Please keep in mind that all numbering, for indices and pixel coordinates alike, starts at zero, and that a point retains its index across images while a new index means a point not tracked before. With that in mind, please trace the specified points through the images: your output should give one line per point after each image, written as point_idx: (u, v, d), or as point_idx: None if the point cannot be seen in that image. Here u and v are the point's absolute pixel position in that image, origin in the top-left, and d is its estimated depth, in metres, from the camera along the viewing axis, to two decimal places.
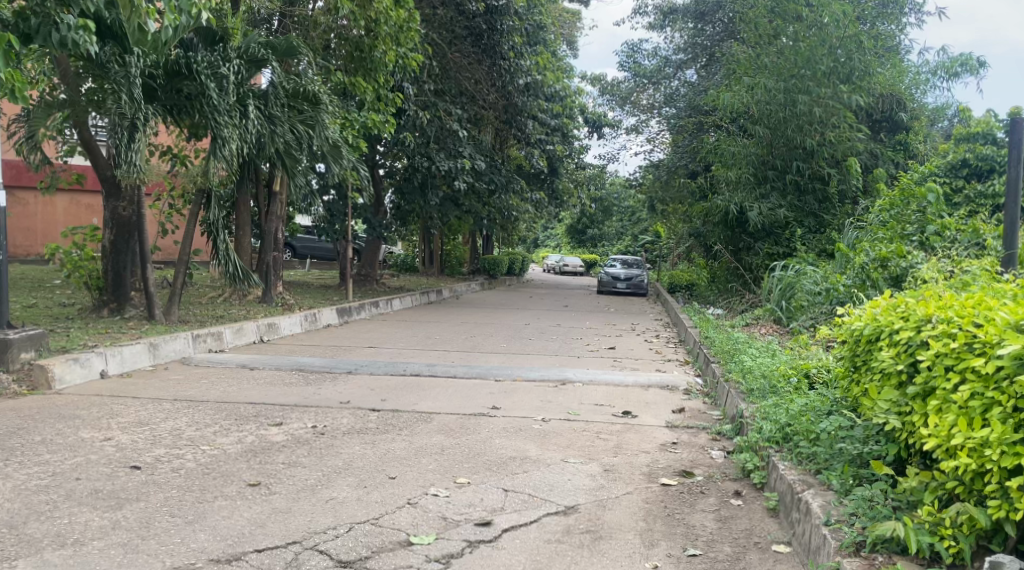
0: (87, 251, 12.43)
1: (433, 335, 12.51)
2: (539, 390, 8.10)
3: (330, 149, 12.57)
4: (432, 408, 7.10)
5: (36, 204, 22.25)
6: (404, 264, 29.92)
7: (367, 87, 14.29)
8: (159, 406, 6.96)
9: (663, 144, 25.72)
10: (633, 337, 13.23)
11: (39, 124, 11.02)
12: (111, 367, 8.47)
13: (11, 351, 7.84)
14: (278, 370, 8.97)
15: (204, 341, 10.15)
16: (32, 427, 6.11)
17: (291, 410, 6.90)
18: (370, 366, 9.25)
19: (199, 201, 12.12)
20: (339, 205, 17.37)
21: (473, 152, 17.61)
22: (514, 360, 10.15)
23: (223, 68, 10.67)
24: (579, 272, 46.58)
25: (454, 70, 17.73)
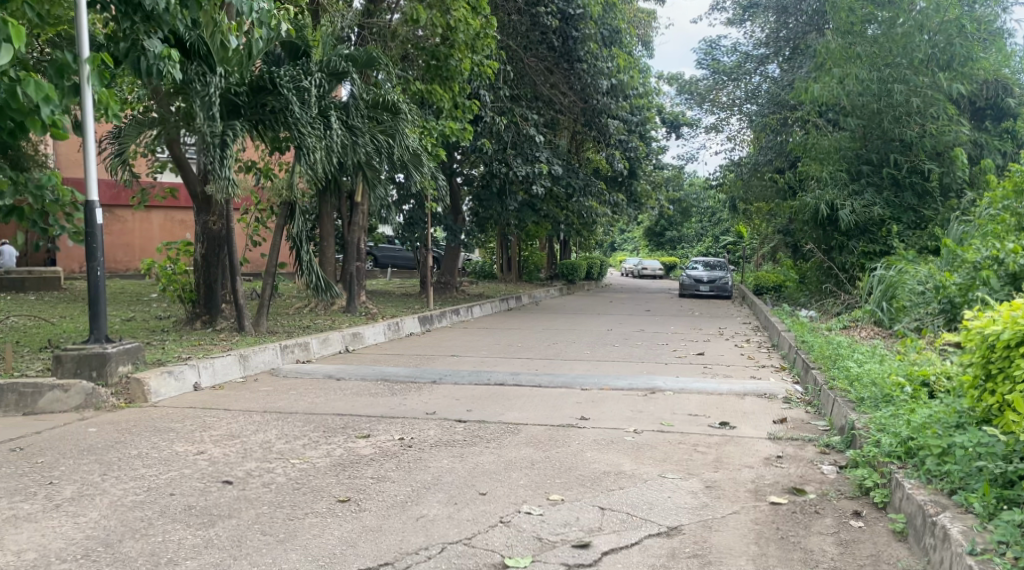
0: (180, 264, 12.74)
1: (516, 342, 12.38)
2: (628, 399, 7.87)
3: (410, 158, 12.52)
4: (519, 419, 6.95)
5: (133, 221, 23.18)
6: (482, 271, 29.91)
7: (444, 95, 14.26)
8: (249, 419, 6.97)
9: (745, 141, 25.09)
10: (721, 341, 12.83)
11: (130, 141, 11.33)
12: (204, 379, 8.57)
13: (110, 364, 7.99)
14: (364, 380, 8.95)
15: (291, 352, 10.23)
16: (128, 441, 6.17)
17: (377, 422, 6.83)
18: (454, 375, 9.16)
19: (284, 213, 12.24)
20: (418, 214, 17.41)
21: (551, 157, 17.44)
22: (600, 367, 9.92)
23: (305, 82, 10.76)
24: (659, 275, 45.87)
25: (530, 75, 17.62)
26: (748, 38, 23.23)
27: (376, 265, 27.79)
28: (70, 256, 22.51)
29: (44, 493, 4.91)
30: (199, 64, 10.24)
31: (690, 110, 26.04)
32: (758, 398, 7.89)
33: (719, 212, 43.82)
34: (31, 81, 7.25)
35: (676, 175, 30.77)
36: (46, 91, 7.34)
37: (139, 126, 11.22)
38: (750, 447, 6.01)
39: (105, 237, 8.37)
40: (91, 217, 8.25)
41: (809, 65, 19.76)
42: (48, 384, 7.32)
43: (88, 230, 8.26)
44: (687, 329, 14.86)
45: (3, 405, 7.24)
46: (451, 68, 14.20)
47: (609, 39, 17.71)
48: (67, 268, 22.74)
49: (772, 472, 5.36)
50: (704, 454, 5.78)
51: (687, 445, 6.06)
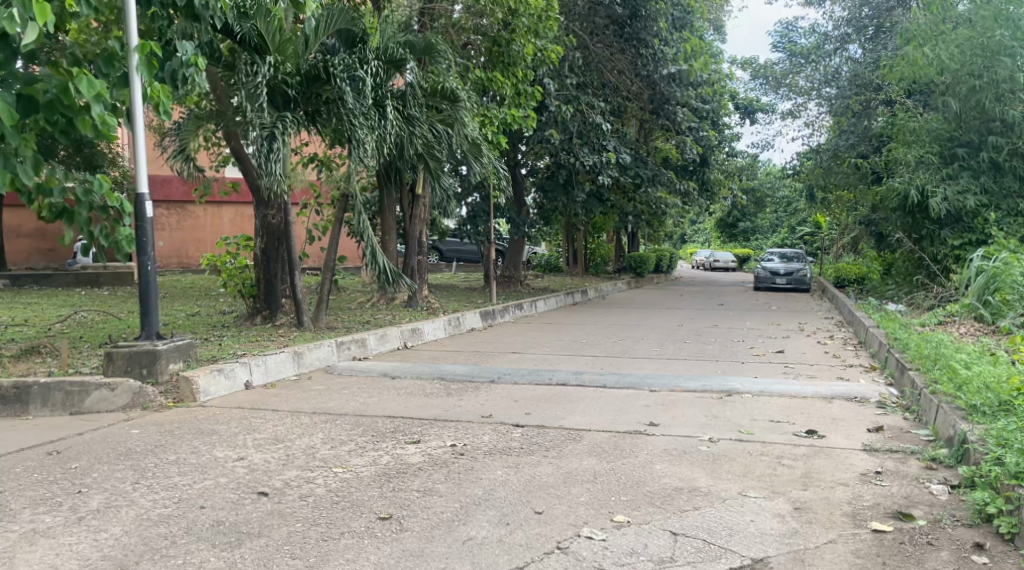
0: (240, 260, 12.52)
1: (581, 338, 11.83)
2: (702, 401, 7.27)
3: (469, 147, 12.01)
4: (582, 423, 6.41)
5: (204, 215, 23.36)
6: (548, 265, 29.34)
7: (505, 81, 13.79)
8: (295, 421, 6.60)
9: (824, 127, 23.98)
10: (801, 338, 12.03)
11: (189, 137, 11.04)
12: (256, 377, 8.22)
13: (160, 362, 7.71)
14: (419, 379, 8.51)
15: (347, 348, 9.86)
16: (168, 444, 5.84)
17: (429, 425, 6.38)
18: (514, 373, 8.65)
19: (342, 207, 11.83)
20: (481, 207, 16.96)
21: (618, 145, 16.76)
22: (670, 366, 9.31)
23: (359, 71, 10.30)
24: (731, 268, 44.59)
25: (597, 62, 16.63)
26: (827, 18, 22.09)
27: (441, 260, 27.55)
28: None
29: (70, 503, 4.59)
30: (247, 55, 10.01)
31: (765, 95, 24.99)
32: (847, 403, 7.21)
33: (795, 201, 42.28)
34: (81, 79, 6.94)
35: (750, 163, 29.67)
36: (97, 88, 7.02)
37: (197, 121, 10.94)
38: (843, 462, 5.38)
39: (155, 228, 8.10)
40: (141, 209, 7.99)
41: (894, 44, 18.63)
42: (95, 383, 7.05)
43: (138, 223, 8.00)
44: (764, 324, 14.05)
45: (49, 403, 7.00)
46: (513, 53, 13.67)
47: (678, 21, 17.01)
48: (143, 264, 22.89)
49: (870, 493, 4.74)
50: (789, 471, 5.18)
51: (770, 459, 5.45)
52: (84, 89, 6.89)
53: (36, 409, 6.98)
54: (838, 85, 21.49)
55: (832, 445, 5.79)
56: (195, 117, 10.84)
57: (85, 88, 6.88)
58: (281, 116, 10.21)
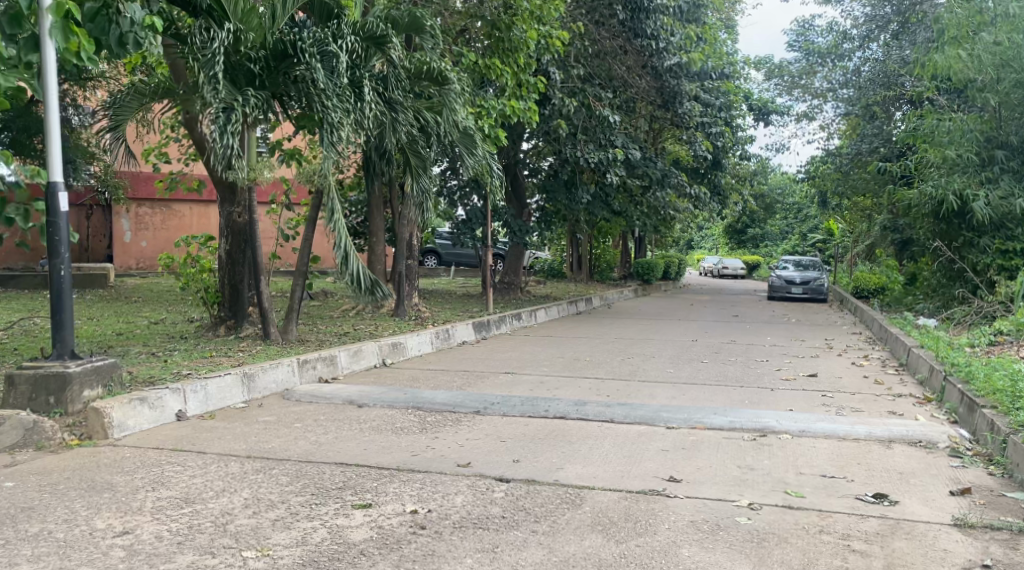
0: (203, 263, 10.94)
1: (584, 356, 10.42)
2: (732, 445, 5.85)
3: (460, 138, 10.59)
4: (584, 477, 5.04)
5: (191, 215, 21.98)
6: (550, 271, 27.96)
7: (505, 70, 12.38)
8: (221, 470, 5.21)
9: (841, 130, 22.63)
10: (833, 357, 10.62)
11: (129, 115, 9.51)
12: (192, 406, 6.83)
13: (71, 388, 6.36)
14: (390, 408, 7.12)
15: (312, 367, 8.45)
16: (39, 508, 4.46)
17: (387, 479, 4.99)
18: (504, 402, 7.24)
19: (317, 203, 10.30)
20: (478, 208, 15.43)
21: (627, 142, 15.43)
22: (687, 393, 7.89)
23: (333, 45, 8.84)
24: (740, 274, 43.25)
25: (603, 55, 15.28)
26: (847, 16, 20.60)
27: (439, 264, 26.37)
28: (126, 252, 21.35)
29: None
30: (206, 21, 8.61)
31: (779, 97, 23.49)
32: (911, 450, 5.81)
33: (805, 207, 40.80)
34: None
35: (762, 167, 28.16)
36: None
37: (140, 96, 9.34)
38: (932, 548, 4.03)
39: (71, 226, 6.72)
40: (54, 202, 6.59)
41: (922, 40, 17.14)
42: None
43: (49, 218, 6.60)
44: (787, 339, 12.64)
45: None
46: (513, 38, 12.30)
47: (687, 12, 15.69)
48: (122, 264, 21.33)
49: None
50: (865, 565, 3.84)
51: (834, 541, 4.09)
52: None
53: None
54: (857, 86, 20.00)
55: (911, 517, 4.41)
56: (135, 93, 9.31)
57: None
58: (241, 92, 8.72)
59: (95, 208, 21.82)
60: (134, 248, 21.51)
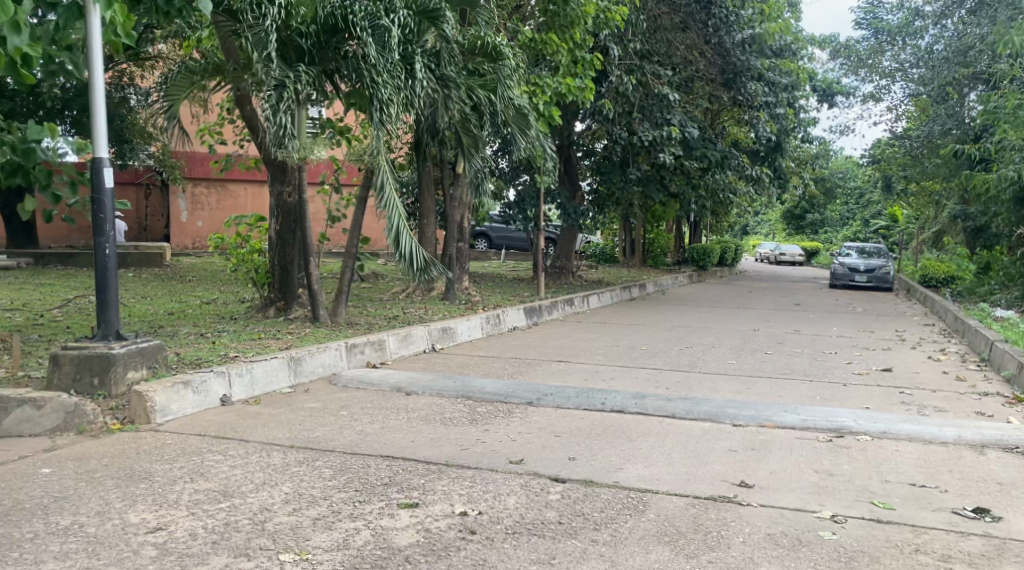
0: (254, 244, 10.74)
1: (640, 344, 10.00)
2: (807, 448, 5.40)
3: (513, 117, 10.17)
4: (647, 479, 4.66)
5: (245, 196, 21.94)
6: (603, 255, 27.46)
7: (562, 46, 11.90)
8: (262, 461, 4.94)
9: (910, 112, 21.63)
10: (907, 351, 10.01)
11: (180, 93, 9.24)
12: (237, 390, 6.62)
13: (115, 369, 6.17)
14: (439, 397, 6.81)
15: (360, 352, 8.18)
16: (73, 498, 4.25)
17: (435, 476, 4.67)
18: (559, 392, 6.87)
19: (368, 183, 9.98)
20: (530, 188, 15.08)
21: (684, 120, 14.63)
22: (753, 387, 7.44)
23: (385, 19, 8.43)
24: (798, 261, 42.16)
25: (663, 29, 14.77)
26: None
27: (490, 247, 26.08)
28: (182, 232, 21.48)
29: None
30: None
31: (845, 78, 22.55)
32: (1007, 457, 5.30)
33: (867, 192, 39.50)
34: None
35: (823, 150, 27.18)
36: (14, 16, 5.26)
37: (191, 74, 9.11)
38: None
39: (116, 203, 6.51)
40: (98, 178, 6.39)
41: (1004, 15, 16.11)
42: (17, 400, 5.58)
43: (95, 195, 6.41)
44: (854, 330, 12.01)
45: None
46: (570, 13, 11.75)
47: None
48: (179, 243, 21.45)
49: None
50: None
51: (933, 564, 3.65)
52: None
53: None
54: (930, 65, 18.97)
55: (1018, 537, 3.94)
56: (187, 71, 9.06)
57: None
58: (293, 69, 8.46)
59: (153, 187, 22.14)
60: (190, 228, 21.59)
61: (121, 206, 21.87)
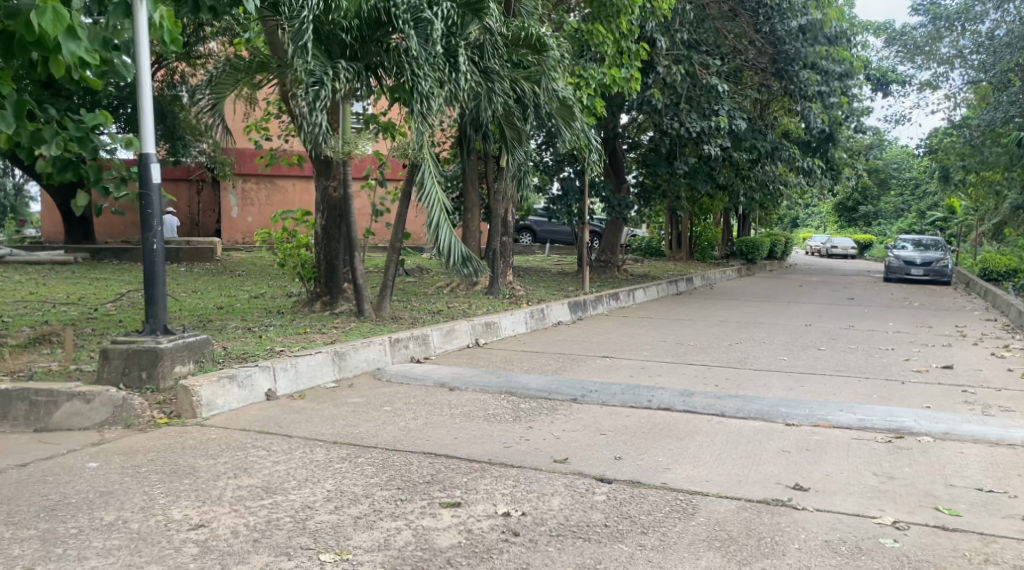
0: (300, 239, 10.78)
1: (688, 340, 9.81)
2: (865, 449, 5.20)
3: (558, 109, 10.04)
4: (697, 480, 4.52)
5: (293, 191, 22.14)
6: (649, 249, 27.15)
7: (607, 36, 11.71)
8: (305, 457, 4.92)
9: (970, 100, 20.92)
10: (968, 347, 9.65)
11: (224, 91, 9.21)
12: (282, 385, 6.62)
13: (163, 363, 6.20)
14: (483, 393, 6.74)
15: (403, 347, 8.14)
16: (118, 493, 4.25)
17: (478, 474, 4.59)
18: (606, 389, 6.74)
19: (412, 177, 9.93)
20: (574, 183, 14.90)
21: (733, 110, 14.25)
22: (806, 384, 7.22)
23: (427, 12, 8.34)
24: (851, 255, 41.25)
25: (709, 17, 14.53)
26: None
27: (535, 241, 25.96)
28: (232, 227, 21.78)
29: None
30: None
31: (900, 65, 21.90)
32: None
33: (923, 183, 38.38)
34: (44, 8, 5.21)
35: (877, 140, 26.46)
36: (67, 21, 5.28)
37: (234, 71, 9.09)
38: None
39: (164, 198, 6.54)
40: (147, 173, 6.43)
41: None
42: (67, 394, 5.64)
43: (143, 190, 6.44)
44: (911, 326, 11.64)
45: (10, 417, 5.64)
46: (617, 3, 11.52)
47: None
48: (230, 239, 21.77)
49: None
50: None
51: None
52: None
53: None
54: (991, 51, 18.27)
55: None
56: (231, 68, 9.03)
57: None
58: (334, 64, 8.43)
59: (204, 183, 22.49)
60: (240, 223, 21.87)
61: (174, 203, 22.29)
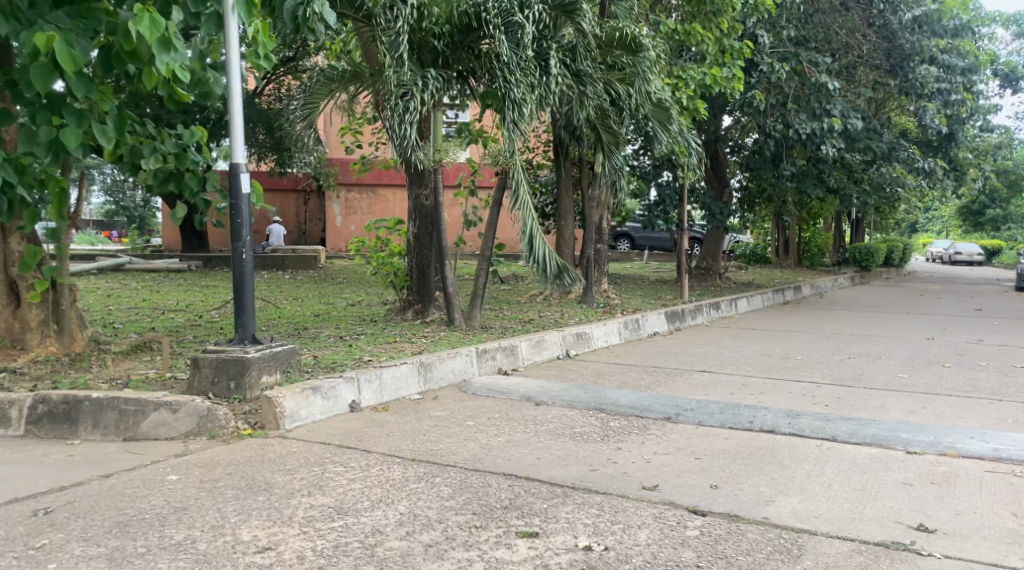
0: (393, 247, 10.76)
1: (794, 354, 9.24)
2: (996, 484, 4.67)
3: (654, 111, 9.65)
4: (801, 515, 4.13)
5: (395, 201, 22.37)
6: (755, 256, 26.24)
7: (706, 35, 11.25)
8: (381, 475, 4.76)
9: None
10: None
11: (320, 101, 9.24)
12: (365, 397, 6.52)
13: (250, 373, 6.13)
14: (571, 409, 6.45)
15: (491, 358, 7.93)
16: (192, 509, 4.19)
17: (561, 500, 4.32)
18: (702, 407, 6.34)
19: (504, 184, 9.73)
20: (673, 187, 14.39)
21: (846, 110, 13.42)
22: (926, 406, 6.61)
23: (518, 15, 8.11)
24: (976, 261, 38.85)
25: (819, 14, 13.86)
26: None
27: (636, 248, 25.47)
28: (336, 236, 22.24)
29: None
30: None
31: None
32: None
33: None
34: (141, 15, 5.37)
35: (1006, 140, 24.74)
36: (161, 29, 5.43)
37: (329, 81, 9.14)
38: None
39: (253, 208, 6.50)
40: (236, 183, 6.39)
41: None
42: (154, 404, 5.69)
43: (233, 201, 6.42)
44: None
45: (101, 426, 5.72)
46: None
47: None
48: (334, 247, 22.23)
49: None
50: None
51: None
52: (42, 45, 5.15)
53: (87, 432, 5.72)
54: None
55: None
56: (326, 78, 9.09)
57: (40, 39, 5.13)
58: (423, 73, 8.29)
59: (311, 194, 23.05)
60: (343, 232, 22.27)
61: (282, 213, 22.93)
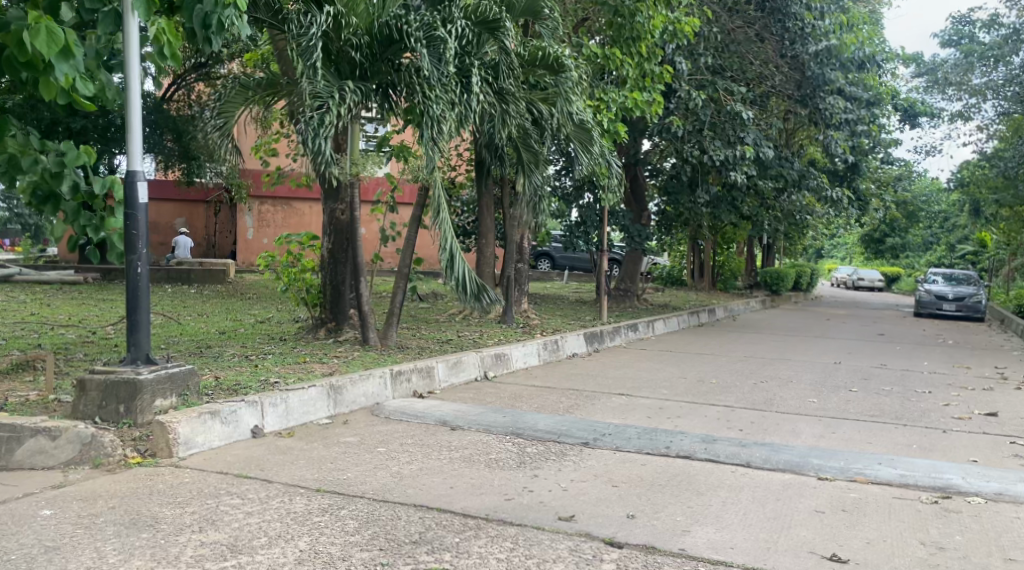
0: (307, 262, 10.36)
1: (710, 377, 9.25)
2: (908, 511, 4.65)
3: (576, 133, 9.55)
4: (720, 547, 3.99)
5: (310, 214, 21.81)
6: (670, 278, 26.66)
7: (626, 61, 11.30)
8: (281, 507, 4.43)
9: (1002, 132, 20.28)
10: (1009, 391, 9.02)
11: (234, 110, 8.81)
12: (270, 421, 6.15)
13: (142, 397, 5.69)
14: (486, 434, 6.22)
15: (405, 381, 7.65)
16: (66, 548, 3.80)
17: (472, 533, 4.09)
18: (620, 432, 6.21)
19: (423, 201, 9.46)
20: (592, 209, 14.39)
21: (759, 138, 13.70)
22: (839, 431, 6.64)
23: (441, 30, 7.94)
24: (877, 288, 40.46)
25: (736, 43, 14.17)
26: None
27: (555, 268, 25.57)
28: (248, 249, 21.64)
29: None
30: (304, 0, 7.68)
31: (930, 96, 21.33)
32: None
33: (953, 217, 37.53)
34: (38, 27, 4.99)
35: (905, 173, 25.85)
36: (61, 42, 5.04)
37: (244, 89, 8.73)
38: None
39: (151, 219, 6.05)
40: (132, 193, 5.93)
41: None
42: (30, 430, 5.23)
43: (128, 211, 5.95)
44: (947, 365, 11.01)
45: None
46: (637, 26, 11.19)
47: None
48: (245, 261, 21.49)
49: None
50: None
51: None
52: None
53: None
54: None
55: None
56: (240, 86, 8.69)
57: None
58: (341, 85, 7.97)
59: (223, 205, 22.15)
60: (256, 245, 21.65)
61: (191, 226, 22.12)
